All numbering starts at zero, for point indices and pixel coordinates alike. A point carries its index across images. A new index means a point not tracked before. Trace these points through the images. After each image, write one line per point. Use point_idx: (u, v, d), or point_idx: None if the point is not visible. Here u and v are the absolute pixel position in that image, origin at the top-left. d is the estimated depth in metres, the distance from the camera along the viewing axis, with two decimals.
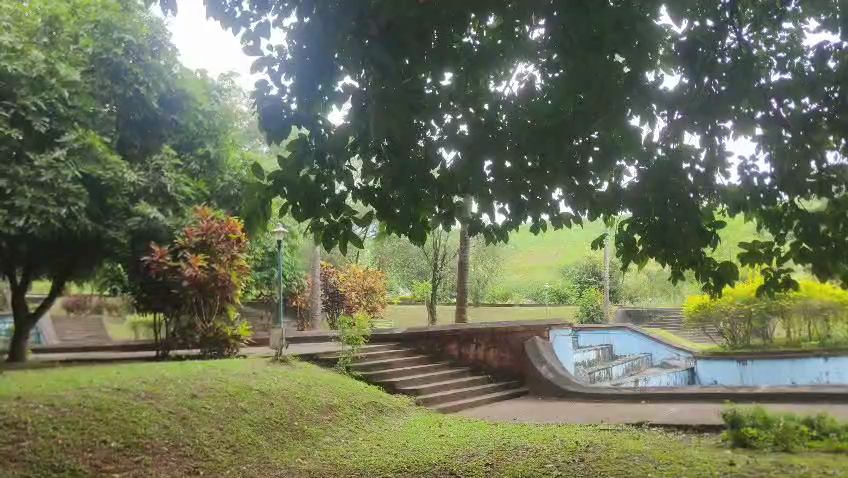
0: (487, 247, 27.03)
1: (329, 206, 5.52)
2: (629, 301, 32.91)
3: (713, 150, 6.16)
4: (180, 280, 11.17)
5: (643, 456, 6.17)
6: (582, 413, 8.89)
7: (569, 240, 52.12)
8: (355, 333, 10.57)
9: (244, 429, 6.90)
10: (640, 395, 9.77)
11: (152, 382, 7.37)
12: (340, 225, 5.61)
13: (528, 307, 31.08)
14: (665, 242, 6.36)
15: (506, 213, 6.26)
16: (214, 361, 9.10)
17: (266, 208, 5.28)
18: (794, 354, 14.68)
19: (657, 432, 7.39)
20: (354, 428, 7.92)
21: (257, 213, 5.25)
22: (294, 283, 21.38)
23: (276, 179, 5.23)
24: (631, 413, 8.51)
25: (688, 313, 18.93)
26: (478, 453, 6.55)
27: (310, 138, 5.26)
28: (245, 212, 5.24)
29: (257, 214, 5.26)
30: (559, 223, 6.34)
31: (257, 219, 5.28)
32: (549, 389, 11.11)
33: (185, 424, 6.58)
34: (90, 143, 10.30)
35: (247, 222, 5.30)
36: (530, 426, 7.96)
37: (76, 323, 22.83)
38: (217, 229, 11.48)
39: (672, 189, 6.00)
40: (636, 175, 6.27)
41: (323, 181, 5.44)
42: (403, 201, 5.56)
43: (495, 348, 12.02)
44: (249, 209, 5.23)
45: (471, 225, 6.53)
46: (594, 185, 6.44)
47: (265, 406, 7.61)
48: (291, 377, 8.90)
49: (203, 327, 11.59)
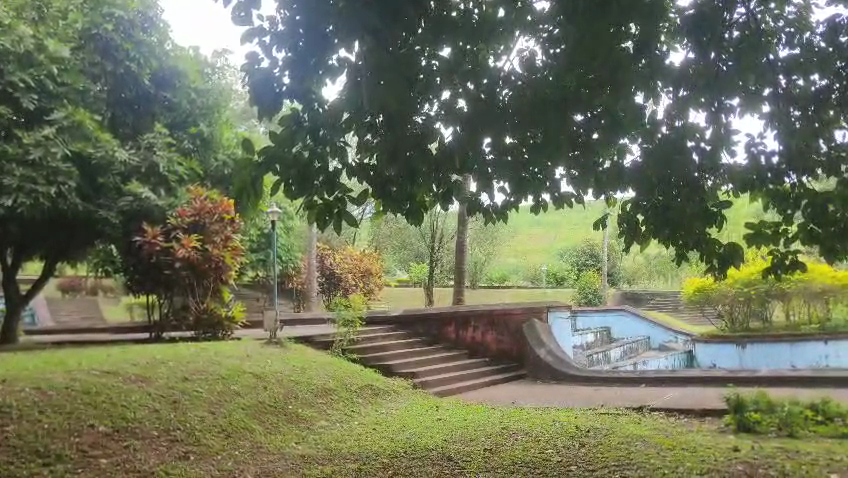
0: (485, 229, 26.86)
1: (323, 185, 5.32)
2: (627, 283, 32.84)
3: (718, 127, 5.92)
4: (173, 261, 11.03)
5: (645, 441, 6.03)
6: (582, 397, 8.75)
7: (567, 222, 51.92)
8: (351, 315, 10.41)
9: (237, 414, 6.74)
10: (640, 378, 9.64)
11: (143, 365, 7.21)
12: (334, 205, 5.38)
13: (525, 289, 30.99)
14: (666, 222, 6.23)
15: (506, 192, 6.08)
16: (207, 343, 8.93)
17: (259, 187, 4.99)
18: (793, 338, 14.64)
19: (658, 417, 7.26)
20: (349, 412, 7.78)
21: (249, 190, 4.96)
22: (291, 265, 21.21)
23: (268, 155, 5.00)
24: (631, 397, 8.37)
25: (686, 296, 18.82)
26: (476, 438, 6.41)
27: (302, 113, 5.06)
28: (235, 189, 4.93)
29: (249, 192, 4.96)
30: (561, 203, 6.14)
31: (249, 198, 4.96)
32: (547, 372, 10.98)
33: (175, 408, 6.43)
34: (81, 121, 10.12)
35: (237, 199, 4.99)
36: (529, 410, 7.83)
37: (71, 304, 22.70)
38: (210, 210, 11.36)
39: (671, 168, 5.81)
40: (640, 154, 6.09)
41: (317, 158, 5.23)
42: (400, 181, 5.41)
43: (493, 331, 11.84)
44: (241, 186, 4.93)
45: (471, 203, 6.34)
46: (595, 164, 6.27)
47: (258, 389, 7.47)
48: (284, 360, 8.75)
49: (196, 308, 11.63)
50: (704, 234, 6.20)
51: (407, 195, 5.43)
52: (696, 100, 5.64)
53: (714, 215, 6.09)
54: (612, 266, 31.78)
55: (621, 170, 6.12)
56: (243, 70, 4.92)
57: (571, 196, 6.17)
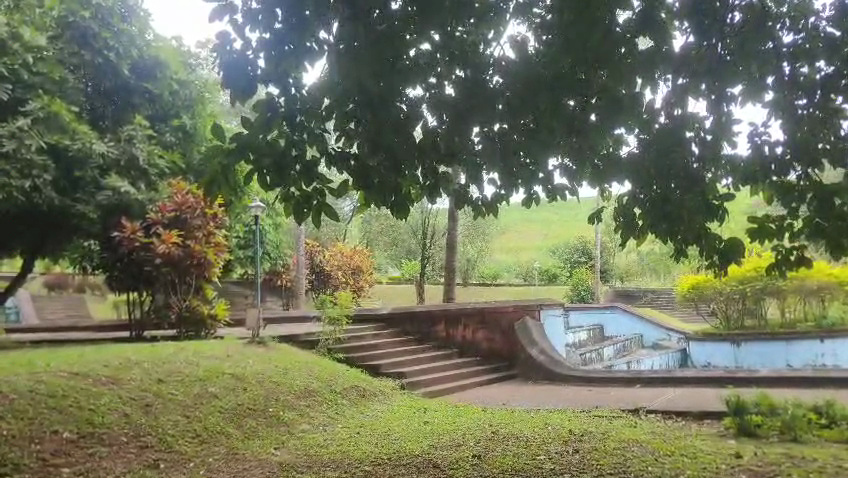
0: (476, 226, 26.57)
1: (301, 175, 4.87)
2: (620, 281, 32.59)
3: (718, 115, 5.67)
4: (154, 257, 10.89)
5: (642, 446, 5.73)
6: (575, 398, 8.46)
7: (559, 219, 51.65)
8: (337, 312, 10.11)
9: (214, 418, 6.41)
10: (634, 379, 9.35)
11: (115, 366, 6.86)
12: (313, 196, 4.98)
13: (518, 287, 30.71)
14: (667, 217, 5.81)
15: (496, 184, 5.76)
16: (186, 343, 8.58)
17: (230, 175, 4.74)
18: (788, 335, 14.38)
19: (655, 420, 6.95)
20: (333, 414, 7.45)
21: (220, 179, 4.74)
22: (279, 262, 20.84)
23: (240, 142, 4.61)
24: (627, 399, 8.07)
25: (680, 293, 18.59)
26: (465, 443, 6.10)
27: (278, 98, 4.71)
28: (206, 177, 4.71)
29: (220, 182, 4.74)
30: (554, 195, 5.83)
31: (220, 188, 4.76)
32: (539, 371, 10.69)
33: (147, 412, 6.10)
34: (57, 111, 9.59)
35: (208, 188, 4.74)
36: (520, 413, 7.52)
37: (57, 302, 22.29)
38: (191, 204, 11.17)
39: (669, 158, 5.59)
40: (637, 145, 5.85)
41: (295, 148, 4.86)
42: (384, 169, 5.00)
43: (484, 329, 11.54)
44: (213, 175, 4.71)
45: (455, 198, 6.04)
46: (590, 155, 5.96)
47: (237, 391, 7.14)
48: (266, 360, 8.42)
49: (179, 306, 11.41)
50: (704, 228, 5.83)
51: (394, 184, 5.05)
52: (697, 87, 5.40)
53: (715, 210, 5.73)
54: (605, 264, 31.53)
55: (617, 161, 5.82)
56: (213, 51, 4.56)
57: (566, 187, 5.85)
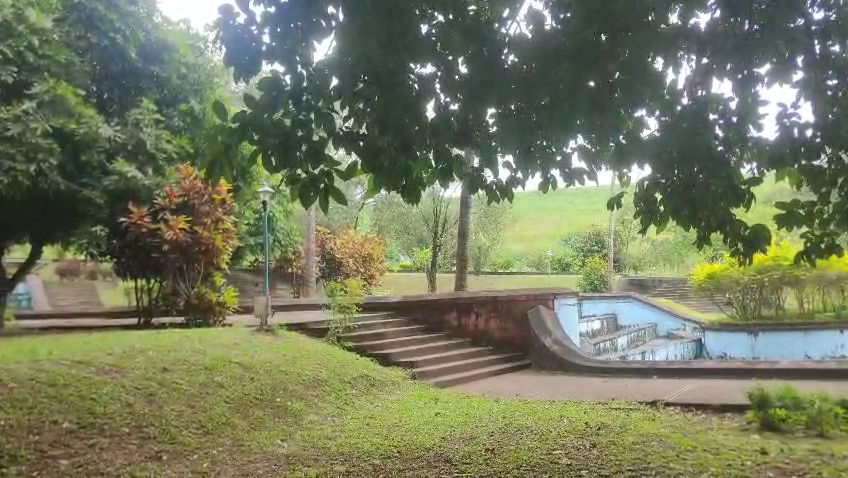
0: (489, 214, 26.31)
1: (307, 157, 4.63)
2: (633, 271, 32.30)
3: (744, 95, 5.31)
4: (161, 243, 10.70)
5: (662, 440, 5.51)
6: (590, 390, 8.24)
7: (572, 208, 51.27)
8: (347, 300, 9.94)
9: (219, 408, 6.22)
10: (651, 370, 9.12)
11: (119, 354, 6.71)
12: (320, 179, 4.70)
13: (530, 276, 30.47)
14: (694, 201, 5.58)
15: (512, 168, 5.56)
16: (193, 331, 8.42)
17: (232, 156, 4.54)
18: (807, 325, 14.07)
19: (674, 413, 6.74)
20: (341, 405, 7.26)
21: (222, 160, 4.53)
22: (290, 250, 20.68)
23: (243, 122, 4.42)
24: (644, 390, 7.85)
25: (695, 282, 18.32)
26: (478, 436, 5.90)
27: (283, 76, 4.49)
28: (207, 159, 4.50)
29: (222, 164, 4.53)
30: (572, 180, 5.57)
31: (222, 169, 4.55)
32: (553, 361, 10.47)
33: (151, 401, 5.92)
34: (63, 94, 9.47)
35: (209, 170, 4.52)
36: (534, 404, 7.32)
37: (68, 288, 22.25)
38: (200, 190, 11.04)
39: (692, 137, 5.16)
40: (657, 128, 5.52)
41: (302, 129, 4.61)
42: (394, 149, 4.70)
43: (497, 317, 11.35)
44: (215, 156, 4.50)
45: (470, 181, 5.83)
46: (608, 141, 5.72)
47: (243, 380, 6.96)
48: (274, 348, 8.23)
49: (186, 294, 11.18)
50: (729, 215, 5.65)
51: (406, 166, 4.83)
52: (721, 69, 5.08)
53: (742, 194, 5.51)
54: (617, 252, 31.23)
55: (636, 144, 5.52)
56: (216, 28, 4.35)
57: (585, 171, 5.59)
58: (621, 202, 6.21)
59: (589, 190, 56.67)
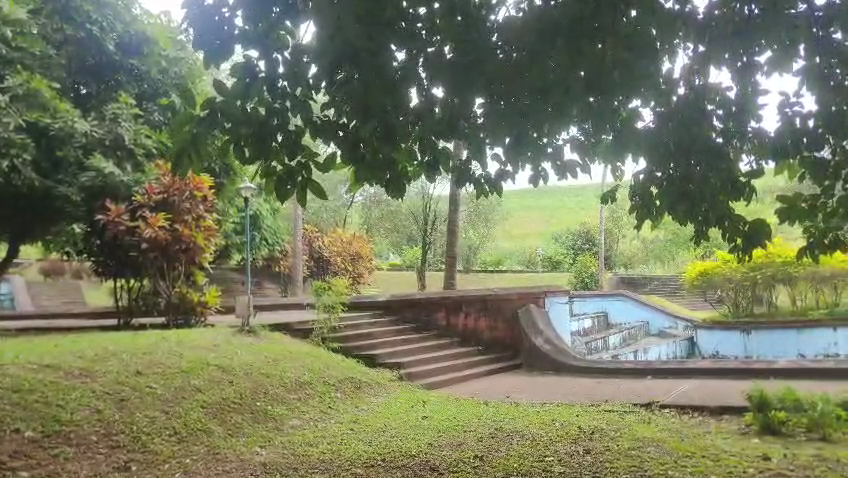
0: (479, 211, 26.05)
1: (284, 148, 4.41)
2: (624, 269, 32.13)
3: (744, 88, 5.11)
4: (140, 242, 10.49)
5: (660, 446, 5.25)
6: (583, 391, 7.98)
7: (562, 205, 51.09)
8: (332, 299, 9.65)
9: (195, 413, 5.94)
10: (645, 370, 8.88)
11: (90, 357, 6.40)
12: (297, 172, 4.42)
13: (520, 274, 30.27)
14: (688, 194, 5.35)
15: (500, 160, 5.34)
16: (172, 332, 8.11)
17: (200, 145, 4.19)
18: (800, 323, 13.88)
19: (670, 415, 6.49)
20: (325, 408, 6.99)
21: (189, 150, 4.17)
22: (278, 248, 20.35)
23: (212, 108, 4.10)
24: (638, 391, 7.60)
25: (688, 280, 18.09)
26: (466, 442, 5.64)
27: (257, 62, 4.17)
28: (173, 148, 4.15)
29: (188, 153, 4.17)
30: (564, 174, 5.29)
31: (189, 160, 4.19)
32: (544, 362, 10.22)
33: (122, 407, 5.63)
34: (37, 88, 8.92)
35: (175, 160, 4.19)
36: (525, 408, 7.05)
37: (52, 288, 21.86)
38: (180, 186, 10.75)
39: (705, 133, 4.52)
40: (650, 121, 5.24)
41: (276, 117, 4.33)
42: (376, 140, 4.47)
43: (487, 316, 11.08)
44: (180, 144, 4.13)
45: (458, 172, 5.58)
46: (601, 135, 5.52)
47: (222, 384, 6.66)
48: (255, 350, 7.95)
49: (167, 293, 10.98)
50: (730, 210, 5.35)
51: (389, 157, 4.58)
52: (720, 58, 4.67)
53: (742, 186, 5.32)
54: (609, 250, 31.04)
55: (629, 137, 5.24)
56: (184, 6, 4.03)
57: (577, 163, 5.34)
58: (616, 196, 5.96)
59: (579, 188, 56.55)
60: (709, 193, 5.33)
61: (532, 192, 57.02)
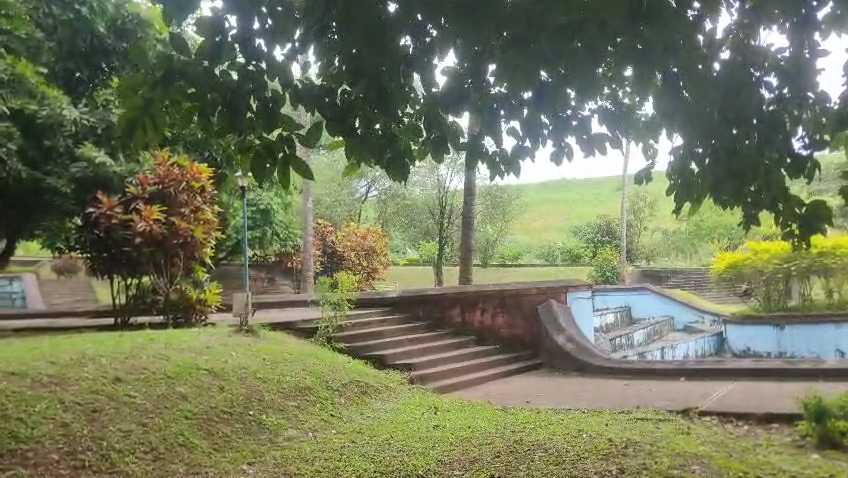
0: (497, 205, 25.32)
1: (258, 119, 3.67)
2: (646, 262, 31.24)
3: (799, 48, 4.35)
4: (132, 237, 9.48)
5: (704, 463, 4.54)
6: (611, 395, 7.27)
7: (580, 197, 50.15)
8: (338, 296, 9.02)
9: (177, 425, 5.29)
10: (678, 370, 8.15)
11: (63, 363, 5.79)
12: (278, 147, 3.71)
13: (540, 268, 29.50)
14: (735, 173, 4.55)
15: (517, 135, 4.68)
16: (162, 332, 7.51)
17: (157, 113, 3.52)
18: (838, 318, 12.99)
19: (711, 425, 5.75)
20: (327, 417, 6.31)
21: (146, 117, 3.49)
22: (290, 243, 19.74)
23: (169, 68, 3.42)
24: (672, 396, 6.88)
25: (715, 273, 17.27)
26: (479, 458, 4.97)
27: (225, 17, 3.47)
28: (126, 115, 3.48)
29: (145, 121, 3.50)
30: (591, 149, 4.59)
31: (145, 130, 3.51)
32: (566, 361, 9.50)
33: (93, 420, 5.01)
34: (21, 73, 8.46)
35: (126, 130, 3.50)
36: (547, 415, 6.36)
37: (64, 287, 21.38)
38: (177, 177, 9.76)
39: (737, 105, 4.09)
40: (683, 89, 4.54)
41: (251, 84, 3.60)
42: (368, 107, 3.84)
43: (504, 313, 10.37)
44: (134, 112, 3.46)
45: (469, 150, 4.85)
46: (633, 105, 5.00)
47: (212, 391, 6.02)
48: (253, 352, 7.31)
49: (166, 290, 10.12)
50: (785, 187, 4.57)
51: (390, 134, 4.10)
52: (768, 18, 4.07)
53: (803, 160, 4.58)
54: (630, 243, 30.18)
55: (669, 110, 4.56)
56: None
57: (606, 137, 4.64)
58: (654, 177, 5.22)
59: (598, 180, 55.63)
60: (763, 167, 4.57)
61: (550, 186, 56.09)
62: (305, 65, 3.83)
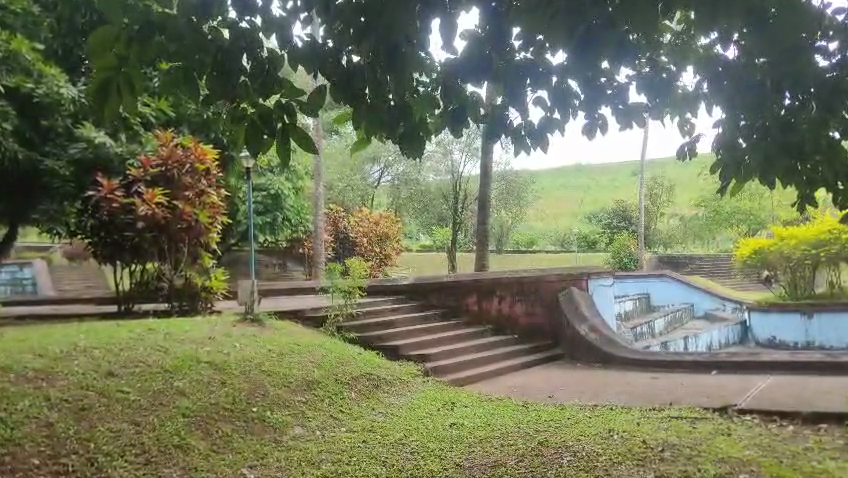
0: (511, 190, 24.80)
1: (254, 82, 3.26)
2: (663, 248, 30.61)
3: None
4: (134, 222, 9.10)
5: (754, 472, 4.07)
6: (639, 389, 6.81)
7: (595, 183, 49.48)
8: (348, 284, 8.59)
9: (174, 424, 4.89)
10: (709, 363, 7.68)
11: (53, 356, 5.40)
12: (275, 116, 3.29)
13: (556, 254, 28.97)
14: (788, 147, 4.06)
15: (545, 105, 4.22)
16: (162, 321, 7.11)
17: (134, 73, 2.93)
18: None
19: (753, 425, 5.28)
20: (336, 412, 5.89)
21: (121, 77, 2.91)
22: (301, 228, 19.31)
23: (149, 23, 2.96)
24: (706, 391, 6.41)
25: (739, 259, 16.66)
26: (503, 462, 4.54)
27: None
28: (98, 76, 2.87)
29: (121, 83, 2.91)
30: (628, 121, 4.28)
31: (121, 94, 2.93)
32: (588, 352, 9.03)
33: (81, 419, 4.61)
34: (18, 50, 8.01)
35: (99, 93, 2.89)
36: (572, 411, 5.91)
37: (74, 273, 21.06)
38: (180, 159, 9.30)
39: (790, 69, 3.63)
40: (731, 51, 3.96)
41: (245, 42, 3.21)
42: (376, 69, 3.33)
43: (523, 301, 9.91)
44: (106, 71, 2.86)
45: (490, 122, 4.37)
46: (678, 80, 4.50)
47: (212, 386, 5.60)
48: (259, 343, 6.90)
49: (172, 275, 9.72)
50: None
51: (402, 105, 3.60)
52: None
53: None
54: (647, 229, 29.57)
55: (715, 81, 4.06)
56: None
57: (644, 107, 4.29)
58: (697, 152, 4.33)
59: (612, 166, 54.90)
60: (825, 144, 4.01)
61: (565, 171, 55.31)
62: (308, 22, 3.36)
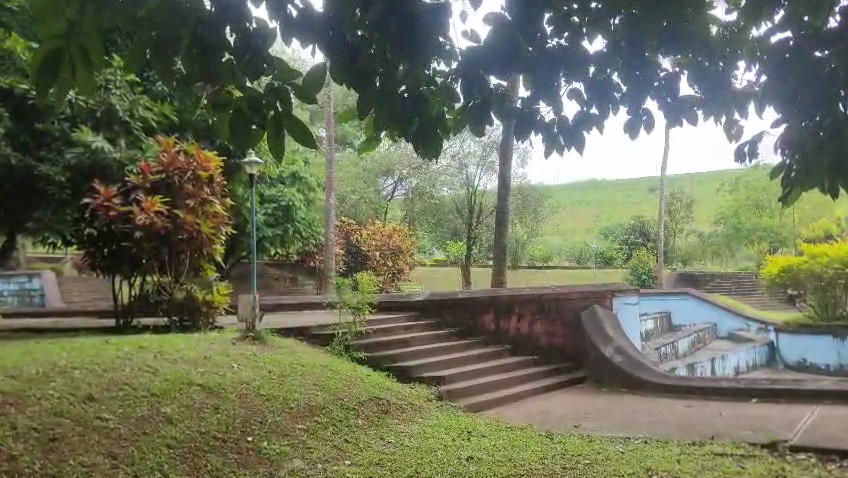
0: (527, 204, 24.26)
1: (239, 61, 2.87)
2: (682, 265, 29.91)
3: None
4: (132, 231, 8.59)
5: None
6: (673, 419, 6.22)
7: (611, 198, 48.87)
8: (359, 299, 8.06)
9: (154, 457, 4.34)
10: (748, 390, 7.07)
11: (28, 376, 4.91)
12: (269, 102, 2.78)
13: (573, 270, 28.34)
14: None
15: (581, 96, 3.66)
16: (156, 338, 6.62)
17: (89, 43, 2.48)
18: None
19: (810, 466, 4.67)
20: (341, 442, 5.31)
21: (74, 49, 2.45)
22: (313, 241, 18.84)
23: None
24: (749, 423, 5.81)
25: (766, 277, 16.00)
26: None
27: None
28: (45, 47, 2.40)
29: (73, 54, 2.45)
30: (678, 119, 3.76)
31: (75, 68, 2.45)
32: (613, 376, 8.44)
33: (49, 452, 4.13)
34: (11, 49, 7.62)
35: (45, 70, 2.39)
36: (601, 445, 5.34)
37: (83, 285, 20.68)
38: (182, 165, 8.84)
39: None
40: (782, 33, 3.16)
41: (233, 13, 2.77)
42: (386, 48, 2.86)
43: (544, 320, 9.33)
44: (55, 40, 2.41)
45: (520, 116, 3.79)
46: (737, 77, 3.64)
47: (203, 412, 5.06)
48: (259, 363, 6.37)
49: (172, 288, 9.13)
50: None
51: (416, 93, 3.08)
52: None
53: None
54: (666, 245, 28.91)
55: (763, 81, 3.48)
56: None
57: (698, 104, 3.72)
58: (761, 151, 3.67)
59: (628, 181, 54.24)
60: None
61: (580, 185, 54.68)
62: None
